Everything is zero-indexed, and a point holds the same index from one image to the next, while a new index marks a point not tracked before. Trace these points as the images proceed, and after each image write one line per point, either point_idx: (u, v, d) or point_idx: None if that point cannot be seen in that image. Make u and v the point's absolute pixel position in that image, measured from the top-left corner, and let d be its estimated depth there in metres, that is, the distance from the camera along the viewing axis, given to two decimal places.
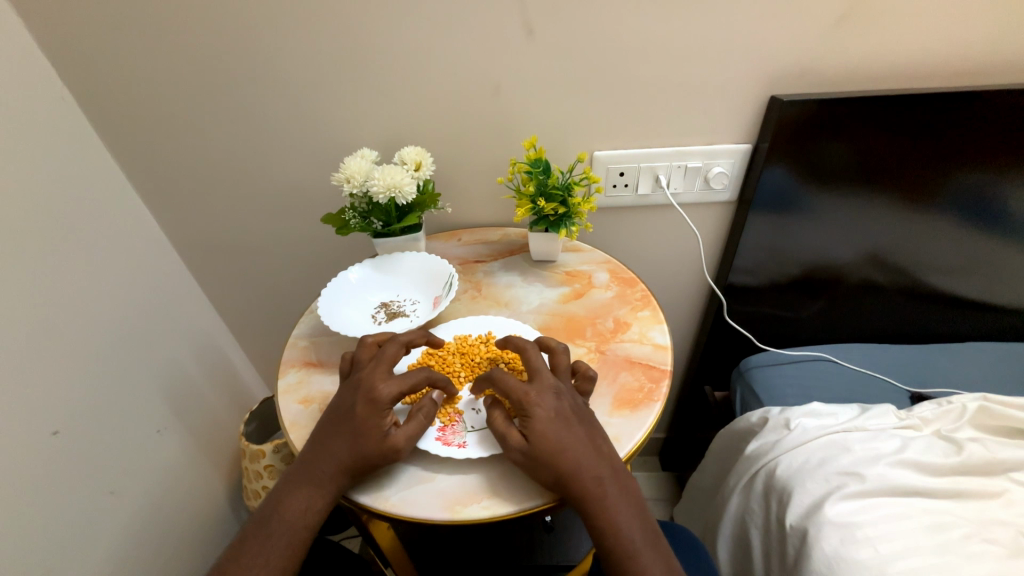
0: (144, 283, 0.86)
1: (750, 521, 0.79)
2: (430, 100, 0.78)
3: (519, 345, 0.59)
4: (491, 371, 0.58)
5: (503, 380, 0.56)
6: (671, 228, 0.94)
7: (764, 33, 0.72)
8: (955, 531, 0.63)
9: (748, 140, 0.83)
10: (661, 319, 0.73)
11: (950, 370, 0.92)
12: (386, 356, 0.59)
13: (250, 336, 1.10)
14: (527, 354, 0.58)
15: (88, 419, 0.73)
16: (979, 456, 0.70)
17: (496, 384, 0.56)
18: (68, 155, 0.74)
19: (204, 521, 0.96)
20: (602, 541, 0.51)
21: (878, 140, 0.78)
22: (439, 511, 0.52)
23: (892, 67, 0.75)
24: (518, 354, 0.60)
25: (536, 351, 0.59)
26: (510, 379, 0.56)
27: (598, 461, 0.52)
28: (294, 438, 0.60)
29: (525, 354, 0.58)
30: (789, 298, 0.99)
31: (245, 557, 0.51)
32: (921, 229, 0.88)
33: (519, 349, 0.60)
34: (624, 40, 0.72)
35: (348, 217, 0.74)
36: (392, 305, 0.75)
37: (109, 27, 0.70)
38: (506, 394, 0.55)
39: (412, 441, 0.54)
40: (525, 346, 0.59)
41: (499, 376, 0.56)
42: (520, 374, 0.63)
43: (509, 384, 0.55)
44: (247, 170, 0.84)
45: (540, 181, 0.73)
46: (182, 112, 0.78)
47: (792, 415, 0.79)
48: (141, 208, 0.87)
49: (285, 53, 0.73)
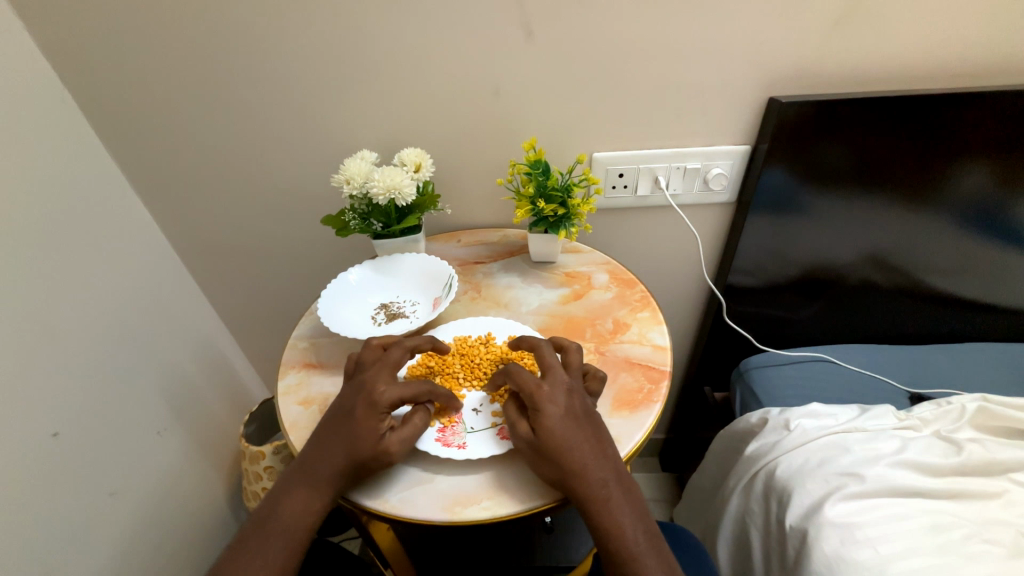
0: (145, 285, 0.86)
1: (750, 522, 0.79)
2: (430, 101, 0.78)
3: (533, 342, 0.60)
4: (507, 365, 0.58)
5: (518, 373, 0.56)
6: (670, 229, 0.94)
7: (763, 34, 0.72)
8: (955, 532, 0.63)
9: (748, 141, 0.83)
10: (661, 319, 0.73)
11: (950, 370, 0.92)
12: (390, 361, 0.59)
13: (250, 338, 1.10)
14: (541, 351, 0.59)
15: (88, 421, 0.74)
16: (978, 456, 0.70)
17: (512, 377, 0.56)
18: (68, 157, 0.74)
19: (204, 522, 0.96)
20: (604, 542, 0.51)
21: (878, 141, 0.78)
22: (439, 511, 0.52)
23: (890, 68, 0.75)
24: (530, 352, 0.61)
25: (549, 350, 0.59)
26: (524, 372, 0.56)
27: (603, 463, 0.52)
28: (294, 440, 0.60)
29: (539, 351, 0.59)
30: (788, 299, 1.00)
31: (242, 557, 0.51)
32: (922, 230, 0.88)
33: (531, 347, 0.60)
34: (623, 43, 0.73)
35: (348, 218, 0.74)
36: (392, 307, 0.75)
37: (109, 29, 0.70)
38: (519, 387, 0.55)
39: (405, 447, 0.54)
40: (539, 344, 0.60)
41: (516, 370, 0.56)
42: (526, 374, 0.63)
43: (522, 376, 0.55)
44: (247, 171, 0.84)
45: (540, 182, 0.73)
46: (182, 114, 0.78)
47: (792, 415, 0.79)
48: (142, 210, 0.87)
49: (285, 55, 0.73)
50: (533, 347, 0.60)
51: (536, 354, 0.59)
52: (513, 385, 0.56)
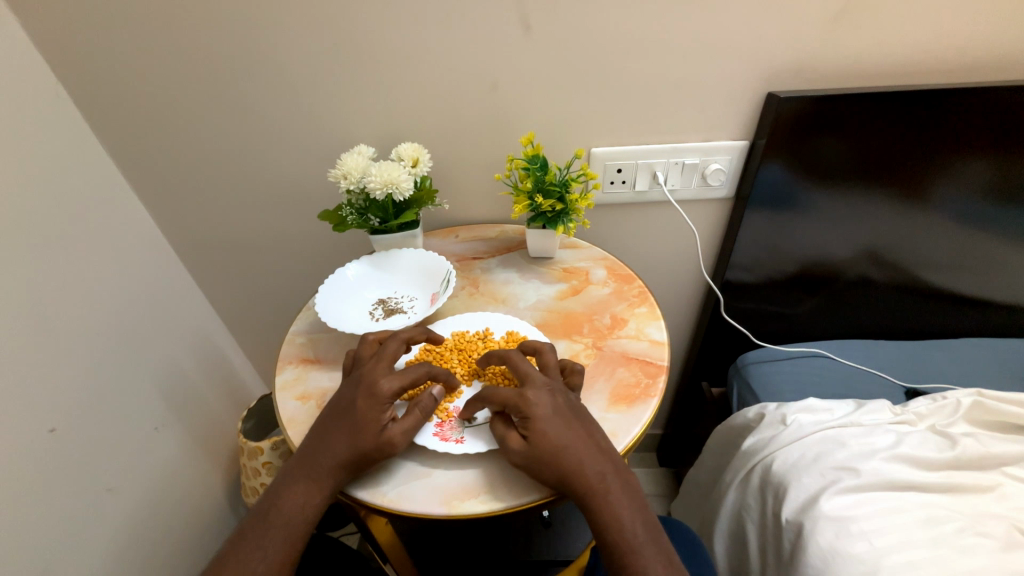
0: (141, 281, 0.86)
1: (746, 516, 0.80)
2: (427, 94, 0.77)
3: (502, 356, 0.59)
4: (480, 388, 0.57)
5: (495, 393, 0.55)
6: (669, 225, 0.94)
7: (762, 28, 0.72)
8: (949, 525, 0.64)
9: (747, 137, 0.83)
10: (659, 315, 0.73)
11: (946, 365, 0.92)
12: (387, 353, 0.59)
13: (248, 333, 1.09)
14: (513, 361, 0.58)
15: (86, 417, 0.73)
16: (972, 450, 0.70)
17: (489, 400, 0.55)
18: (63, 153, 0.74)
19: (203, 518, 0.96)
20: (604, 536, 0.51)
21: (876, 138, 0.78)
22: (437, 506, 0.52)
23: (890, 63, 0.75)
24: (502, 364, 0.60)
25: (520, 358, 0.58)
26: (501, 389, 0.55)
27: (598, 459, 0.52)
28: (292, 435, 0.60)
29: (511, 362, 0.58)
30: (786, 295, 1.00)
31: (243, 553, 0.51)
32: (919, 226, 0.88)
33: (502, 358, 0.59)
34: (622, 38, 0.72)
35: (345, 213, 0.74)
36: (390, 302, 0.75)
37: (102, 22, 0.69)
38: (501, 403, 0.54)
39: (409, 436, 0.54)
40: (509, 355, 0.59)
41: (490, 392, 0.55)
42: (501, 377, 0.63)
43: (501, 393, 0.54)
44: (244, 167, 0.84)
45: (538, 177, 0.73)
46: (178, 109, 0.77)
47: (788, 410, 0.80)
48: (138, 206, 0.87)
49: (282, 49, 0.73)
50: (504, 359, 0.59)
51: (509, 366, 0.58)
52: (493, 404, 0.55)
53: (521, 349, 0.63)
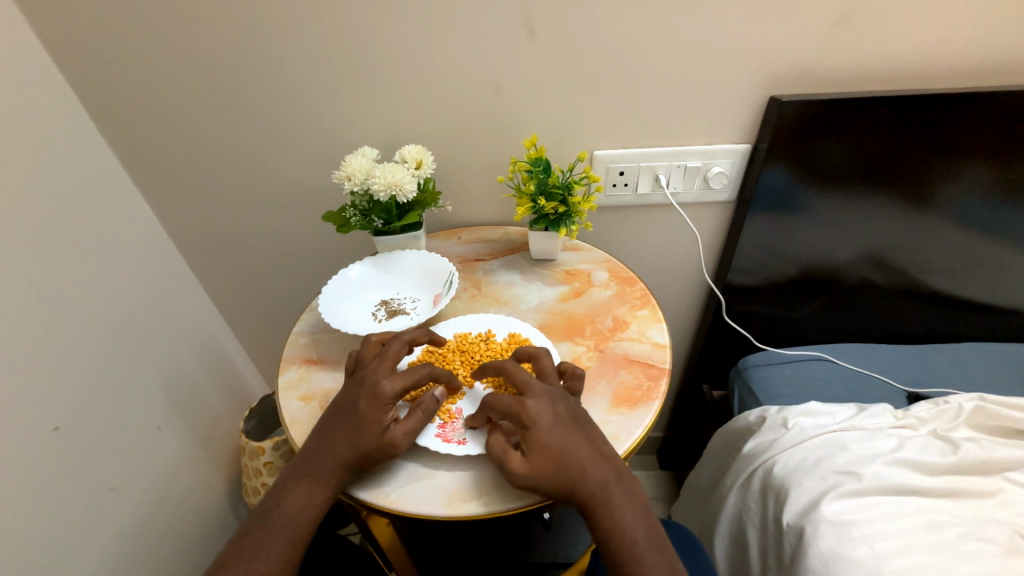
0: (145, 280, 0.87)
1: (747, 520, 0.80)
2: (430, 97, 0.78)
3: (499, 367, 0.59)
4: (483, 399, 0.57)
5: (498, 402, 0.55)
6: (671, 228, 0.94)
7: (764, 32, 0.72)
8: (950, 530, 0.64)
9: (749, 140, 0.83)
10: (661, 318, 0.73)
11: (948, 370, 0.92)
12: (389, 354, 0.59)
13: (250, 333, 1.10)
14: (510, 371, 0.57)
15: (89, 416, 0.74)
16: (974, 455, 0.70)
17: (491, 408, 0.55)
18: (69, 154, 0.74)
19: (204, 518, 0.96)
20: (605, 542, 0.52)
21: (879, 142, 0.79)
22: (438, 507, 0.52)
23: (893, 67, 0.75)
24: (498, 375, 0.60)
25: (517, 368, 0.58)
26: (501, 398, 0.55)
27: (599, 465, 0.52)
28: (294, 435, 0.61)
29: (508, 372, 0.58)
30: (788, 298, 1.00)
31: (245, 553, 0.51)
32: (922, 230, 0.88)
33: (498, 370, 0.59)
34: (625, 41, 0.73)
35: (349, 215, 0.74)
36: (392, 303, 0.75)
37: (109, 23, 0.70)
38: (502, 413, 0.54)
39: (411, 437, 0.54)
40: (505, 365, 0.59)
41: (492, 400, 0.55)
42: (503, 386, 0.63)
43: (501, 402, 0.55)
44: (247, 168, 0.84)
45: (541, 180, 0.73)
46: (183, 110, 0.78)
47: (790, 414, 0.80)
48: (143, 207, 0.87)
49: (287, 51, 0.73)
50: (500, 370, 0.58)
51: (506, 375, 0.58)
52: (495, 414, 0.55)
53: (518, 355, 0.63)
